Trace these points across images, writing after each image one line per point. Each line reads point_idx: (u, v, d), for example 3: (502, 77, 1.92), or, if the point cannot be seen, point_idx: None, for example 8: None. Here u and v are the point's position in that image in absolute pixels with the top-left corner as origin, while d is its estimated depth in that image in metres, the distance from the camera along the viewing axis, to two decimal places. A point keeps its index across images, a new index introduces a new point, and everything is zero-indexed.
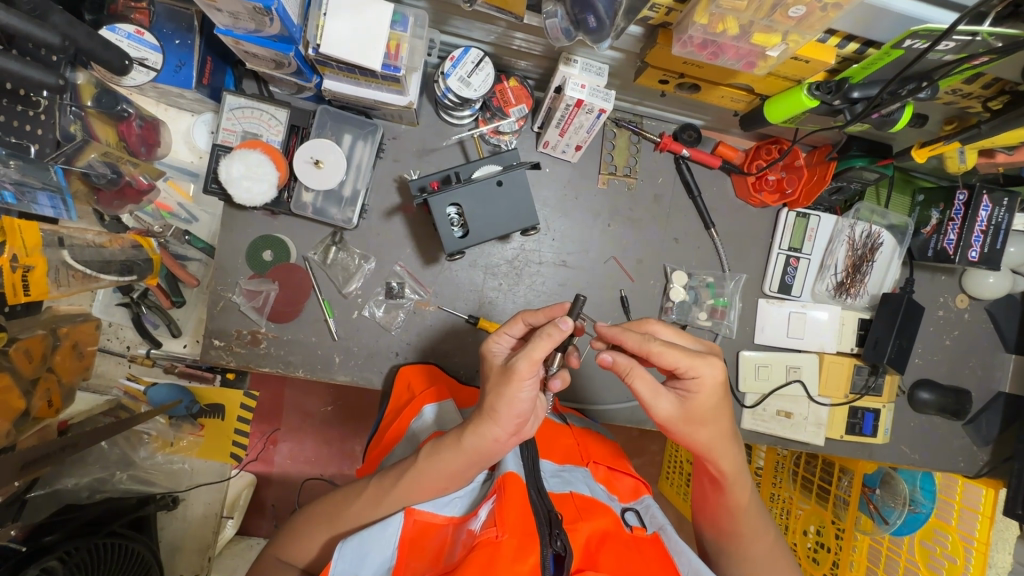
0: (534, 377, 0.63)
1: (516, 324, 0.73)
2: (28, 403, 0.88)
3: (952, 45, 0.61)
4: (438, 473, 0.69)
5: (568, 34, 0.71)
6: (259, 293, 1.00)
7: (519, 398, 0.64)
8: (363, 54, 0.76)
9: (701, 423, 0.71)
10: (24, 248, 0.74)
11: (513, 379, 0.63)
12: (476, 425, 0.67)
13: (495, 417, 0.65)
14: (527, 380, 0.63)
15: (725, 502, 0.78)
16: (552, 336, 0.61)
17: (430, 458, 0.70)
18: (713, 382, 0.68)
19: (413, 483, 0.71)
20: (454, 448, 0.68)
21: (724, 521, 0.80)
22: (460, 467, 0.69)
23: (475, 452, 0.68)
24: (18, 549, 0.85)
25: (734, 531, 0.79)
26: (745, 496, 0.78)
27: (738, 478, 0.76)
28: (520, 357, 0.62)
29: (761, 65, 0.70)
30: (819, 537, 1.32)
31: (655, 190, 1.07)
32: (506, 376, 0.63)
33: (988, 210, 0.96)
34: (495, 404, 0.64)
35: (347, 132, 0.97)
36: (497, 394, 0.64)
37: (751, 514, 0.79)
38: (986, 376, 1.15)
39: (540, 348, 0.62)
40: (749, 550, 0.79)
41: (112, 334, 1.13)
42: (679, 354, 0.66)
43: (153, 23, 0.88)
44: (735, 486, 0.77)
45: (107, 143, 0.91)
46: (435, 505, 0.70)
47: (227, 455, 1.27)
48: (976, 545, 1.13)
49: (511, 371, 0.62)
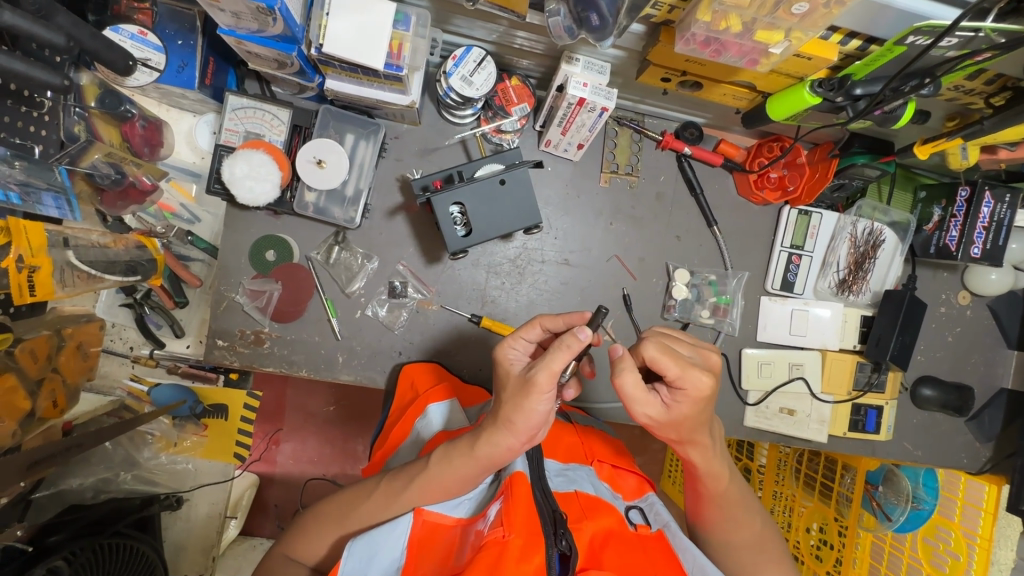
0: (553, 391, 0.63)
1: (533, 328, 0.72)
2: (33, 404, 0.86)
3: (955, 41, 0.62)
4: (451, 476, 0.69)
5: (570, 32, 0.71)
6: (262, 293, 1.00)
7: (537, 411, 0.64)
8: (366, 53, 0.76)
9: (675, 426, 0.70)
10: (29, 247, 0.74)
11: (533, 392, 0.62)
12: (490, 434, 0.66)
13: (510, 427, 0.65)
14: (546, 394, 0.63)
15: (703, 492, 0.78)
16: (572, 346, 0.61)
17: (442, 461, 0.69)
18: (698, 393, 0.66)
19: (426, 485, 0.70)
20: (467, 455, 0.68)
21: (709, 510, 0.80)
22: (471, 473, 0.69)
23: (487, 459, 0.68)
24: (25, 549, 0.85)
25: (719, 520, 0.80)
26: (724, 485, 0.78)
27: (712, 471, 0.76)
28: (541, 369, 0.62)
29: (764, 63, 0.70)
30: (822, 535, 1.33)
31: (657, 188, 1.07)
32: (526, 389, 0.63)
33: (990, 207, 0.96)
34: (511, 414, 0.64)
35: (349, 132, 0.97)
36: (514, 405, 0.64)
37: (735, 503, 0.79)
38: (988, 373, 1.15)
39: (560, 359, 0.62)
40: (733, 539, 0.80)
41: (115, 335, 1.14)
42: (670, 361, 0.65)
43: (155, 24, 0.88)
44: (712, 478, 0.76)
45: (111, 143, 0.91)
46: (445, 507, 0.70)
47: (231, 455, 1.29)
48: (979, 541, 1.12)
49: (532, 384, 0.62)
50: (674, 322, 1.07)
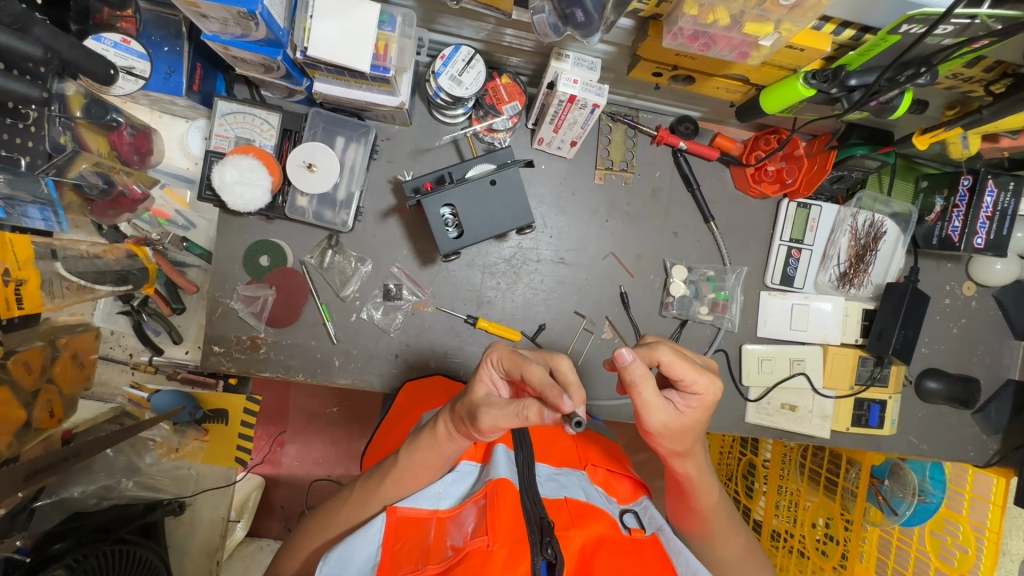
0: (499, 432, 0.63)
1: (516, 364, 0.66)
2: (29, 414, 0.86)
3: (951, 29, 0.60)
4: (418, 464, 0.71)
5: (556, 29, 0.70)
6: (257, 298, 1.00)
7: (485, 435, 0.65)
8: (351, 56, 0.75)
9: (682, 435, 0.69)
10: (15, 261, 0.74)
11: (476, 429, 0.63)
12: (447, 420, 0.69)
13: (460, 430, 0.67)
14: (489, 433, 0.63)
15: (692, 505, 0.78)
16: (527, 418, 0.59)
17: (408, 451, 0.71)
18: (711, 400, 0.68)
19: (398, 477, 0.72)
20: (430, 442, 0.70)
21: (698, 524, 0.80)
22: (435, 458, 0.71)
23: (450, 444, 0.70)
24: (25, 559, 0.85)
25: (704, 533, 0.81)
26: (714, 498, 0.78)
27: (701, 484, 0.76)
28: (485, 418, 0.60)
29: (754, 55, 0.68)
30: (827, 530, 1.31)
31: (653, 184, 1.06)
32: (472, 421, 0.64)
33: (994, 195, 0.94)
34: (461, 425, 0.66)
35: (339, 135, 0.96)
36: (464, 423, 0.65)
37: (721, 517, 0.80)
38: (995, 364, 1.13)
39: (508, 418, 0.61)
40: (722, 554, 0.81)
41: (114, 343, 1.16)
42: (685, 365, 0.66)
43: (140, 31, 0.87)
44: (699, 491, 0.77)
45: (99, 153, 0.91)
46: (416, 499, 0.69)
47: (233, 459, 1.28)
48: (987, 534, 1.08)
49: (476, 425, 0.62)
50: (673, 319, 1.06)
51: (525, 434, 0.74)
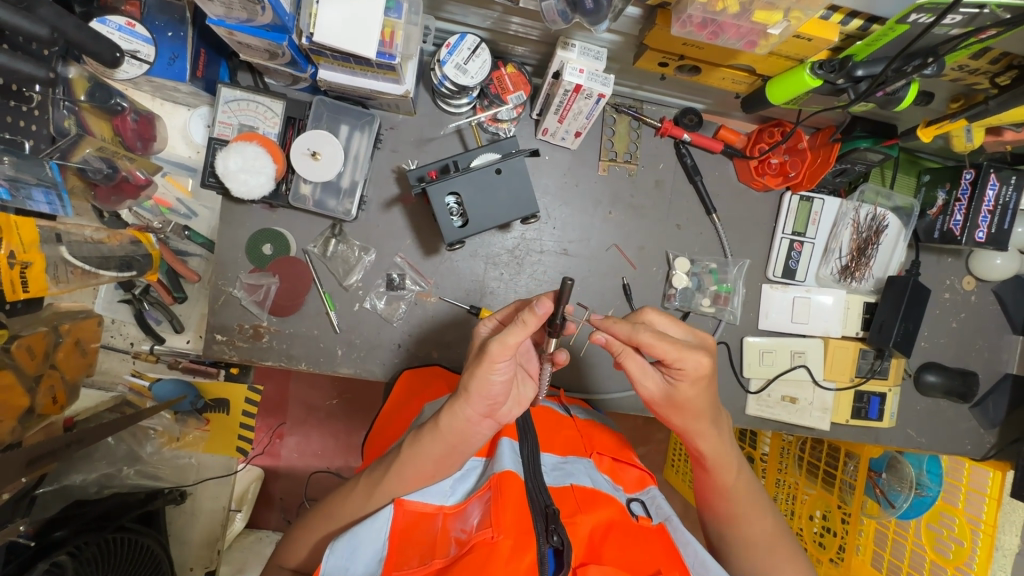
0: (508, 361, 0.63)
1: (506, 310, 0.75)
2: (32, 400, 0.86)
3: (960, 18, 0.61)
4: (423, 460, 0.69)
5: (564, 16, 0.70)
6: (259, 287, 1.00)
7: (493, 380, 0.64)
8: (356, 42, 0.74)
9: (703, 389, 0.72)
10: (20, 245, 0.74)
11: (486, 361, 0.62)
12: (450, 403, 0.67)
13: (467, 396, 0.65)
14: (499, 366, 0.62)
15: (715, 483, 0.81)
16: (527, 322, 0.61)
17: (411, 447, 0.69)
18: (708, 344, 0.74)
19: (403, 472, 0.70)
20: (432, 436, 0.68)
21: (720, 503, 0.82)
22: (440, 454, 0.69)
23: (452, 434, 0.68)
24: (29, 543, 0.84)
25: (729, 513, 0.81)
26: (733, 476, 0.80)
27: (720, 458, 0.79)
28: (494, 341, 0.61)
29: (762, 44, 0.68)
30: (825, 522, 1.33)
31: (657, 175, 1.06)
32: (480, 358, 0.63)
33: (996, 189, 0.95)
34: (467, 382, 0.64)
35: (343, 123, 0.96)
36: (470, 374, 0.64)
37: (743, 493, 0.81)
38: (993, 358, 1.14)
39: (516, 334, 0.61)
40: (749, 533, 0.81)
41: (115, 332, 1.15)
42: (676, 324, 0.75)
43: (144, 15, 0.86)
44: (720, 466, 0.79)
45: (102, 137, 0.90)
46: (424, 495, 0.69)
47: (233, 450, 1.32)
48: (983, 527, 1.11)
49: (484, 353, 0.62)
50: (675, 311, 1.06)
51: (529, 426, 0.74)
